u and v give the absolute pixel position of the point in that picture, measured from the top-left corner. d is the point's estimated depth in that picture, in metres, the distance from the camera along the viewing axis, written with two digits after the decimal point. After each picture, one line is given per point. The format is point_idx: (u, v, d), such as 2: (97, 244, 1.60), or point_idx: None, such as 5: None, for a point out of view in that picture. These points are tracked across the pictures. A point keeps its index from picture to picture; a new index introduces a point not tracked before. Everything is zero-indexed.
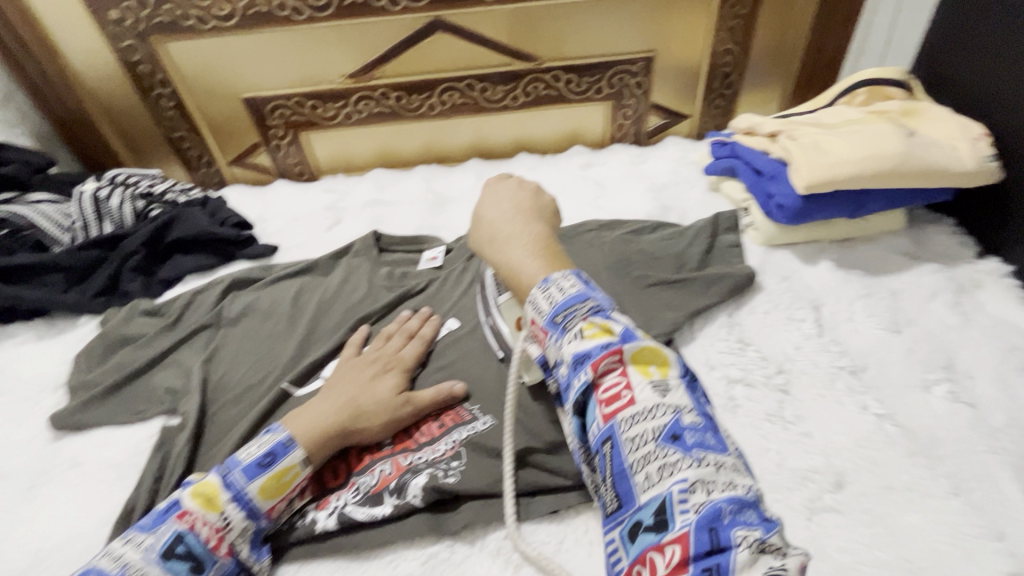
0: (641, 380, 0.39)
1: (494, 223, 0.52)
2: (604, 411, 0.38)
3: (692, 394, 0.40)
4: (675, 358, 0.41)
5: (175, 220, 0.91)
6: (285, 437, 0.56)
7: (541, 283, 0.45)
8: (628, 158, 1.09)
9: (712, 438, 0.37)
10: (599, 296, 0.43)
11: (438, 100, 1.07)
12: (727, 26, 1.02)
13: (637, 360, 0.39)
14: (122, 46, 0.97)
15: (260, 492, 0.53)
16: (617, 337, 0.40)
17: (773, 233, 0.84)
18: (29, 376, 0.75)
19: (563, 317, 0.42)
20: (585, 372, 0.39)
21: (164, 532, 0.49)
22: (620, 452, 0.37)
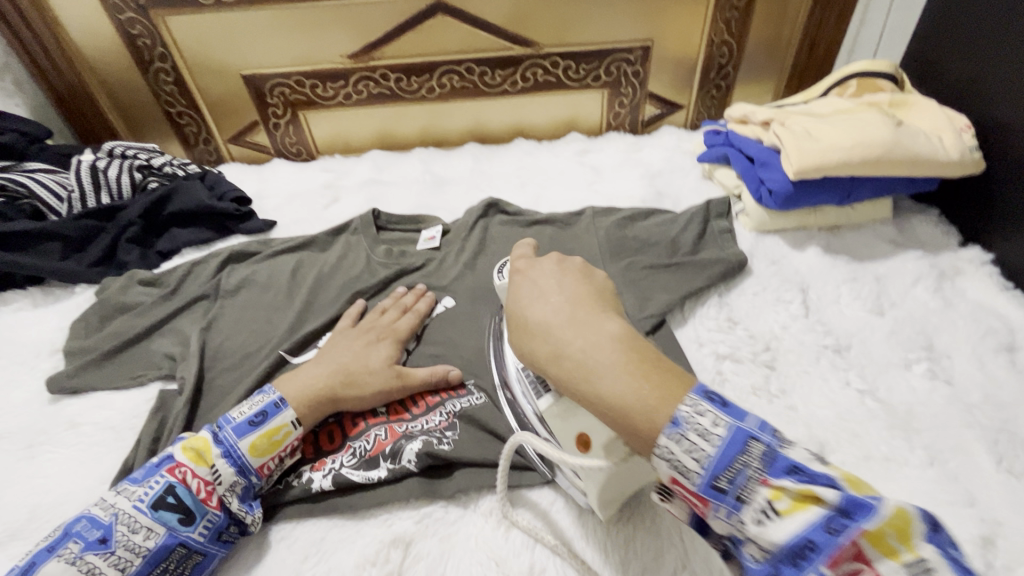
0: (892, 568, 0.31)
1: (554, 332, 0.44)
2: None
3: (958, 563, 0.31)
4: (913, 511, 0.32)
5: (174, 193, 0.91)
6: (274, 399, 0.58)
7: (670, 427, 0.36)
8: (624, 146, 1.11)
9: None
10: (756, 429, 0.36)
11: (438, 83, 1.08)
12: (723, 18, 1.04)
13: (875, 539, 0.31)
14: (122, 19, 0.97)
15: (249, 448, 0.54)
16: (829, 508, 0.32)
17: (764, 219, 0.86)
18: (25, 341, 0.75)
19: (731, 482, 0.35)
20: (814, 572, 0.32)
21: (155, 483, 0.50)
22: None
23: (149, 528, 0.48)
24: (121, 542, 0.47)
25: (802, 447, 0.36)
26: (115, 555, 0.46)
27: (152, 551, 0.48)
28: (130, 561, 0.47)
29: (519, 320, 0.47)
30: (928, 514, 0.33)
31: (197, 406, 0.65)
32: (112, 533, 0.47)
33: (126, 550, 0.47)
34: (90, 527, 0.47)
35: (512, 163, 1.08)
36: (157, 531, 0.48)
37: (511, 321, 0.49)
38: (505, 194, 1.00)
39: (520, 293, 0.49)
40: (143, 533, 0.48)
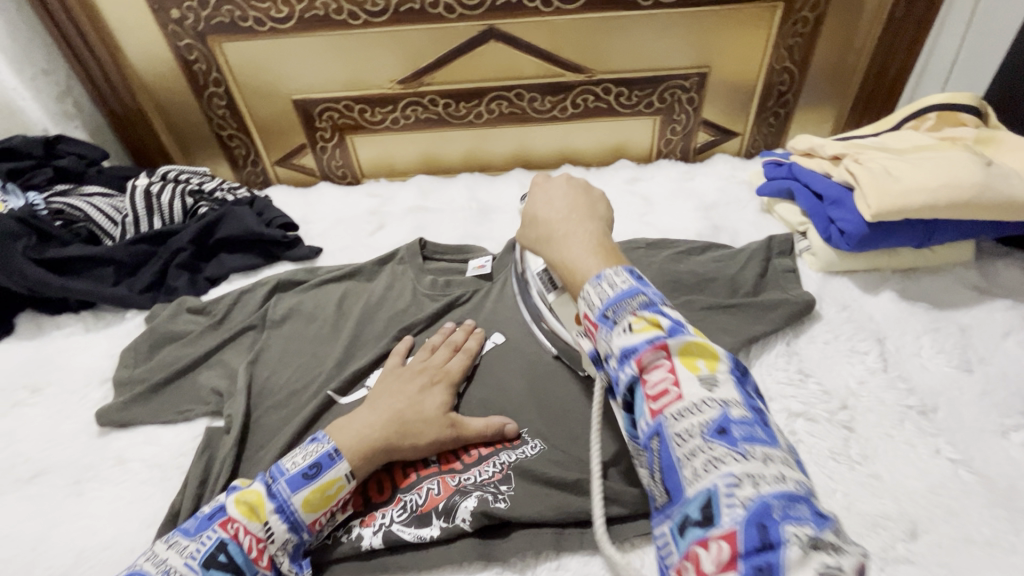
0: (687, 373, 0.40)
1: (550, 222, 0.55)
2: (652, 407, 0.40)
3: (743, 390, 0.40)
4: (722, 354, 0.42)
5: (223, 219, 0.91)
6: (330, 449, 0.55)
7: (595, 279, 0.47)
8: (675, 175, 1.07)
9: (762, 431, 0.37)
10: (650, 292, 0.46)
11: (486, 109, 1.06)
12: (786, 44, 1.00)
13: (686, 353, 0.41)
14: (181, 45, 0.98)
15: (302, 504, 0.52)
16: (665, 332, 0.42)
17: (833, 259, 0.80)
18: (77, 369, 0.75)
19: (614, 312, 0.44)
20: (630, 365, 0.42)
21: (207, 538, 0.49)
22: (669, 445, 0.38)
23: None
24: None
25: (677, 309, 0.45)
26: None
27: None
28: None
29: (527, 213, 0.58)
30: (739, 364, 0.43)
31: (243, 445, 0.63)
32: None
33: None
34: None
35: None
36: None
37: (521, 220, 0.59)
38: None
39: (537, 193, 0.59)
40: None
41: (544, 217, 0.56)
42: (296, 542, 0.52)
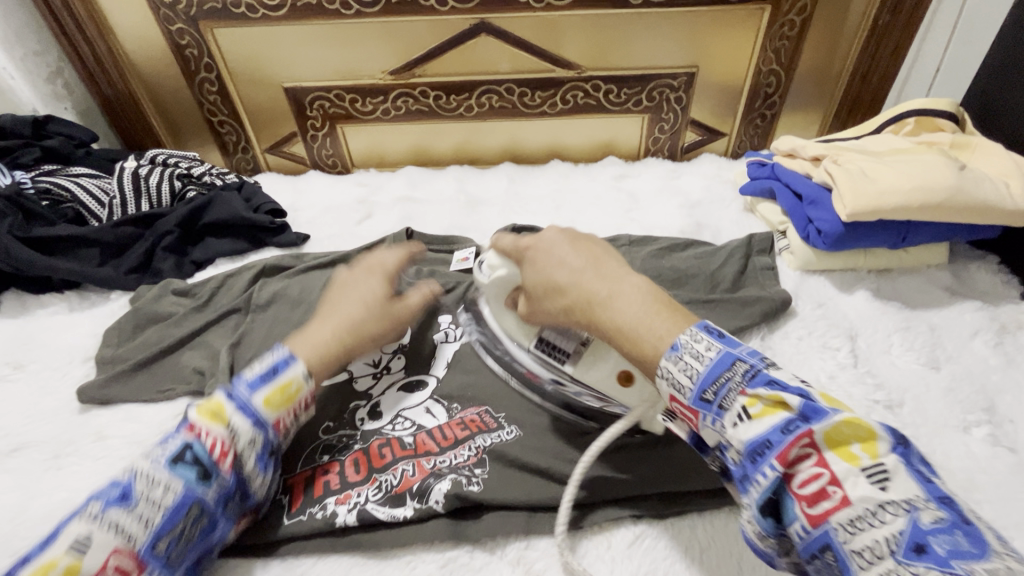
0: (845, 467, 0.37)
1: (583, 282, 0.51)
2: (811, 515, 0.37)
3: (917, 473, 0.37)
4: (879, 429, 0.38)
5: (211, 203, 0.91)
6: (286, 354, 0.57)
7: (671, 351, 0.44)
8: (662, 173, 1.09)
9: (965, 538, 0.33)
10: (744, 353, 0.43)
11: (477, 102, 1.07)
12: (773, 47, 1.01)
13: (831, 441, 0.38)
14: (172, 30, 0.98)
15: (262, 403, 0.53)
16: (795, 414, 0.39)
17: (809, 257, 0.82)
18: (59, 347, 0.76)
19: (715, 392, 0.42)
20: (771, 464, 0.38)
21: (172, 443, 0.49)
22: (850, 562, 0.35)
23: (167, 484, 0.47)
24: (141, 497, 0.46)
25: (785, 370, 0.43)
26: (134, 510, 0.45)
27: (170, 509, 0.46)
28: (149, 517, 0.45)
29: (550, 265, 0.55)
30: (897, 435, 0.39)
31: None
32: (132, 490, 0.46)
33: (148, 505, 0.46)
34: (109, 486, 0.46)
35: (547, 186, 1.07)
36: (175, 487, 0.47)
37: (541, 282, 0.55)
38: (540, 217, 0.98)
39: (545, 244, 0.56)
40: (162, 488, 0.46)
41: (575, 271, 0.52)
42: (261, 442, 0.53)
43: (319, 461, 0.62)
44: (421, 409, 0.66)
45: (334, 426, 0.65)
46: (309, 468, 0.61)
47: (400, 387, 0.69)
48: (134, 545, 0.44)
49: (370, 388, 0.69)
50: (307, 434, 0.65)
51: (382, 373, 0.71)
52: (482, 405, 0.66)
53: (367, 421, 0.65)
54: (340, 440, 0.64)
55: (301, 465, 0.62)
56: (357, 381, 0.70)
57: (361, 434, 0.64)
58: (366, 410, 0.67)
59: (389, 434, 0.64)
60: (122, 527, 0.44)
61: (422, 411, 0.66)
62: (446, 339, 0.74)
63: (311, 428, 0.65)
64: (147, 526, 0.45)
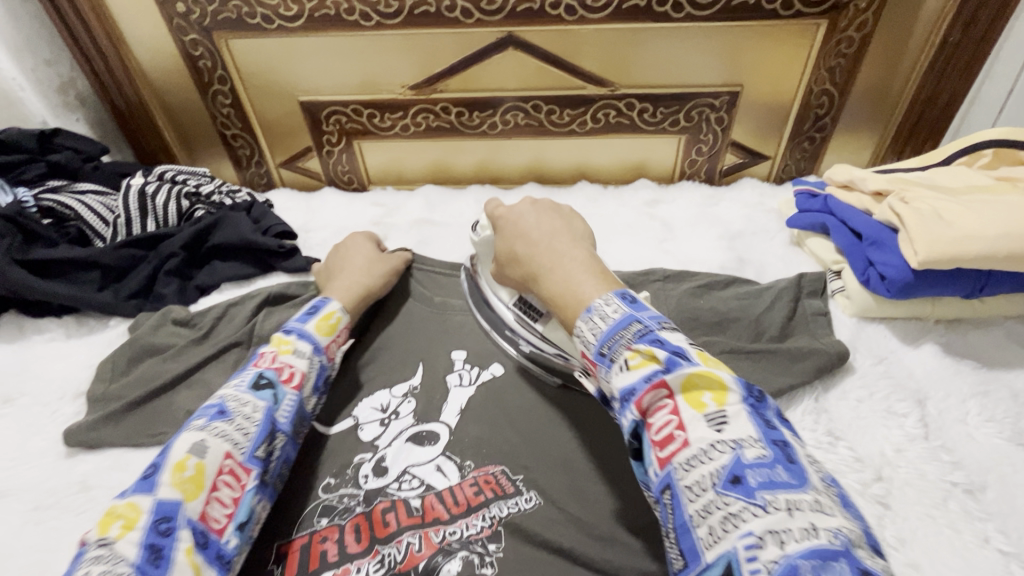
0: (692, 413, 0.40)
1: (535, 256, 0.57)
2: (660, 455, 0.40)
3: (758, 421, 0.39)
4: (731, 382, 0.41)
5: (219, 224, 0.87)
6: (321, 298, 0.69)
7: (585, 313, 0.49)
8: (699, 199, 1.01)
9: (782, 472, 0.36)
10: (644, 317, 0.46)
11: (501, 119, 1.01)
12: (827, 65, 0.93)
13: (686, 387, 0.41)
14: (186, 40, 0.94)
15: (315, 330, 0.63)
16: (660, 364, 0.42)
17: (869, 304, 0.73)
18: (52, 380, 0.72)
19: (609, 347, 0.45)
20: (631, 410, 0.42)
21: (245, 375, 0.55)
22: (682, 500, 0.38)
23: (254, 401, 0.53)
24: (236, 412, 0.51)
25: (677, 332, 0.45)
26: (235, 421, 0.50)
27: (263, 420, 0.52)
28: (249, 426, 0.51)
29: (513, 234, 0.61)
30: (752, 392, 0.42)
31: None
32: (226, 407, 0.51)
33: (244, 418, 0.51)
34: (205, 408, 0.51)
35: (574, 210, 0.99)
36: (261, 403, 0.53)
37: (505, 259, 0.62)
38: None
39: (514, 215, 0.62)
40: (250, 404, 0.52)
41: (532, 244, 0.58)
42: (319, 365, 0.61)
43: (317, 527, 0.55)
44: (431, 467, 0.60)
45: (336, 482, 0.59)
46: (305, 534, 0.55)
47: (410, 438, 0.62)
48: (241, 451, 0.49)
49: (376, 437, 0.63)
50: (305, 492, 0.59)
51: (391, 420, 0.65)
52: (499, 464, 0.59)
53: (371, 478, 0.59)
54: (340, 502, 0.57)
55: (297, 530, 0.55)
56: (362, 429, 0.64)
57: (363, 495, 0.58)
58: (371, 466, 0.60)
59: (395, 496, 0.57)
60: (229, 434, 0.49)
61: (432, 469, 0.59)
62: (460, 382, 0.67)
63: (310, 485, 0.59)
64: (248, 435, 0.50)
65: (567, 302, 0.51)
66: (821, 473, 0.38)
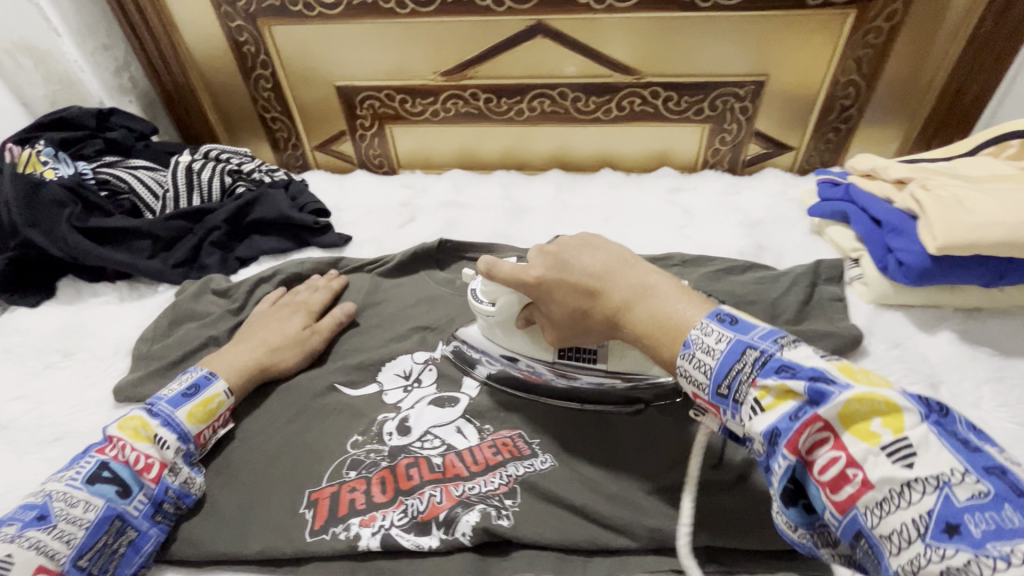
0: (863, 447, 0.35)
1: (602, 297, 0.50)
2: (836, 500, 0.35)
3: (953, 444, 0.34)
4: (903, 401, 0.35)
5: (259, 200, 0.92)
6: (205, 372, 0.64)
7: (683, 348, 0.44)
8: (720, 188, 1.02)
9: (1011, 513, 0.31)
10: (756, 340, 0.41)
11: (528, 106, 1.04)
12: (855, 55, 0.93)
13: (847, 420, 0.36)
14: (232, 26, 1.00)
15: (187, 416, 0.60)
16: (803, 399, 0.37)
17: (886, 291, 0.74)
18: (107, 338, 0.78)
19: (728, 386, 0.41)
20: (784, 454, 0.37)
21: (86, 464, 0.54)
22: (885, 552, 0.33)
23: (86, 502, 0.51)
24: (59, 516, 0.50)
25: (801, 347, 0.40)
26: (56, 528, 0.49)
27: (94, 522, 0.51)
28: (74, 533, 0.50)
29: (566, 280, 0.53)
30: (931, 407, 0.36)
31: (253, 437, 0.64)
32: (50, 510, 0.50)
33: (69, 524, 0.50)
34: (25, 509, 0.50)
35: (596, 196, 1.02)
36: (95, 504, 0.51)
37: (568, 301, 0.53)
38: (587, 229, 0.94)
39: (561, 257, 0.54)
40: (82, 506, 0.51)
41: (593, 286, 0.51)
42: (185, 455, 0.59)
43: (346, 478, 0.59)
44: (452, 428, 0.63)
45: (363, 440, 0.63)
46: (335, 483, 0.59)
47: (432, 402, 0.66)
48: (59, 559, 0.48)
49: (400, 401, 0.67)
50: (333, 446, 0.62)
51: (413, 386, 0.68)
52: (515, 428, 0.62)
53: (396, 436, 0.63)
54: (367, 456, 0.61)
55: (327, 480, 0.59)
56: (386, 393, 0.68)
57: (388, 450, 0.62)
58: (395, 424, 0.64)
59: (418, 453, 0.61)
60: (46, 546, 0.48)
61: (453, 430, 0.63)
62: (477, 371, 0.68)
63: (338, 439, 0.63)
64: (71, 543, 0.49)
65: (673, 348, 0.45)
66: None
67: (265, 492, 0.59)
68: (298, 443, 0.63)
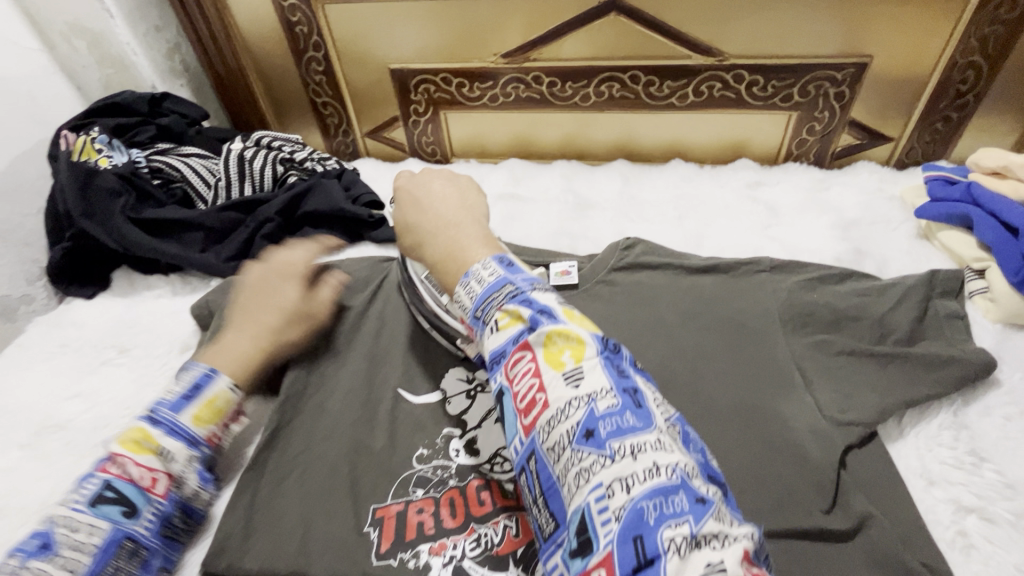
0: (551, 372, 0.38)
1: (423, 224, 0.54)
2: (525, 422, 0.38)
3: (611, 369, 0.38)
4: (588, 336, 0.40)
5: (312, 191, 0.88)
6: (206, 370, 0.58)
7: (463, 278, 0.46)
8: (807, 183, 0.92)
9: (631, 417, 0.36)
10: (518, 279, 0.44)
11: (595, 91, 0.96)
12: (980, 33, 0.81)
13: (547, 345, 0.39)
14: (285, 6, 0.94)
15: (191, 420, 0.56)
16: (525, 326, 0.40)
17: (1020, 310, 0.64)
18: (161, 332, 0.76)
19: (482, 311, 0.43)
20: (500, 373, 0.40)
21: (89, 484, 0.50)
22: (546, 464, 0.37)
23: (90, 525, 0.47)
24: (62, 543, 0.46)
25: (551, 292, 0.44)
26: (62, 557, 0.45)
27: (103, 546, 0.47)
28: (80, 560, 0.46)
29: (409, 203, 0.56)
30: (608, 342, 0.41)
31: (313, 443, 0.59)
32: (53, 538, 0.46)
33: (74, 550, 0.46)
34: (28, 538, 0.46)
35: (668, 190, 0.94)
36: (101, 527, 0.47)
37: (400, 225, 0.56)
38: (659, 227, 0.86)
39: (414, 184, 0.58)
40: (87, 530, 0.47)
41: (420, 212, 0.55)
42: (193, 461, 0.55)
43: (412, 496, 0.54)
44: None
45: (429, 453, 0.58)
46: (401, 501, 0.54)
47: (500, 417, 0.60)
48: None
49: (465, 410, 0.61)
50: (398, 458, 0.57)
51: (478, 393, 0.62)
52: None
53: (463, 454, 0.57)
54: (434, 473, 0.56)
55: (392, 496, 0.54)
56: (449, 401, 0.62)
57: (456, 467, 0.56)
58: (461, 440, 0.58)
59: (488, 474, 0.56)
60: None
61: None
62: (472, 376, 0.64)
63: (402, 451, 0.58)
64: (79, 571, 0.45)
65: (449, 265, 0.49)
66: (670, 414, 0.39)
67: (324, 509, 0.54)
68: (357, 455, 0.58)
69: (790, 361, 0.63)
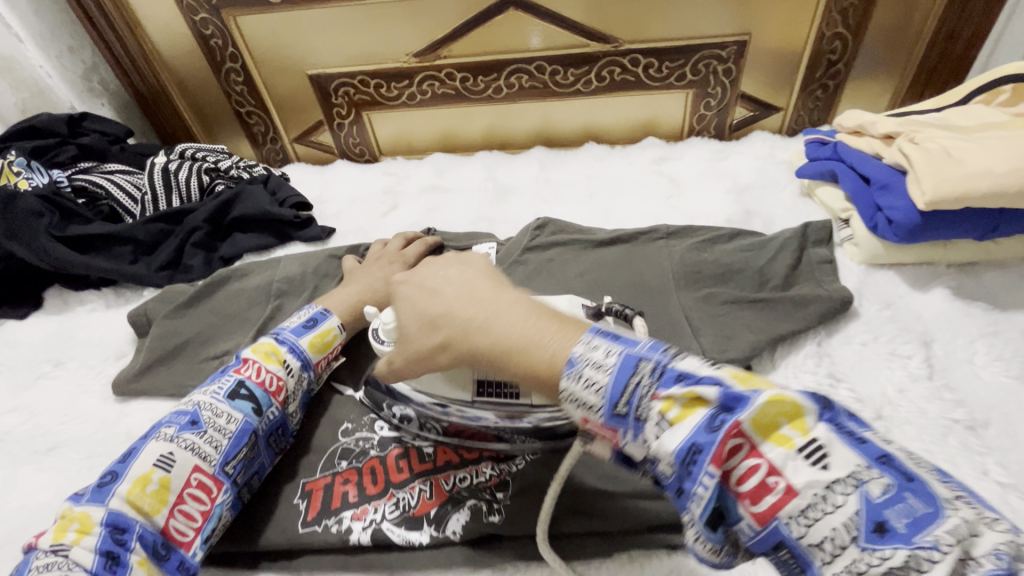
0: (780, 452, 0.30)
1: (456, 314, 0.41)
2: (757, 513, 0.30)
3: (849, 432, 0.30)
4: (804, 396, 0.31)
5: (239, 197, 0.91)
6: (321, 309, 0.65)
7: (566, 369, 0.36)
8: (708, 154, 1.00)
9: (916, 497, 0.27)
10: (645, 350, 0.36)
11: (506, 83, 1.01)
12: (841, 6, 0.89)
13: (760, 427, 0.31)
14: (196, 20, 0.97)
15: (309, 345, 0.61)
16: (712, 406, 0.32)
17: (877, 250, 0.72)
18: (95, 343, 0.78)
19: (626, 403, 0.34)
20: (709, 471, 0.31)
21: (227, 380, 0.55)
22: (813, 565, 0.29)
23: (228, 414, 0.53)
24: (208, 422, 0.52)
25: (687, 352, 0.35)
26: (207, 434, 0.51)
27: (237, 433, 0.52)
28: (220, 440, 0.51)
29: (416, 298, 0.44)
30: (818, 395, 0.32)
31: None
32: (200, 416, 0.52)
33: (216, 431, 0.52)
34: (180, 414, 0.52)
35: (581, 170, 1.00)
36: (237, 416, 0.53)
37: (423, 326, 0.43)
38: (572, 205, 0.93)
39: (414, 274, 0.46)
40: (225, 417, 0.52)
41: (444, 302, 0.42)
42: (306, 382, 0.60)
43: (338, 468, 0.59)
44: None
45: (354, 427, 0.63)
46: (328, 474, 0.59)
47: None
48: (210, 464, 0.50)
49: None
50: (327, 437, 0.63)
51: None
52: None
53: (386, 427, 0.63)
54: (357, 445, 0.61)
55: (320, 471, 0.59)
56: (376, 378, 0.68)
57: (378, 439, 0.62)
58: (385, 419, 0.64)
59: (408, 442, 0.61)
60: (199, 449, 0.50)
61: None
62: None
63: (331, 429, 0.63)
64: (219, 449, 0.51)
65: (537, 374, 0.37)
66: (938, 465, 0.30)
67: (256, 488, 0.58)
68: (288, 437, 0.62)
69: (680, 314, 0.70)
